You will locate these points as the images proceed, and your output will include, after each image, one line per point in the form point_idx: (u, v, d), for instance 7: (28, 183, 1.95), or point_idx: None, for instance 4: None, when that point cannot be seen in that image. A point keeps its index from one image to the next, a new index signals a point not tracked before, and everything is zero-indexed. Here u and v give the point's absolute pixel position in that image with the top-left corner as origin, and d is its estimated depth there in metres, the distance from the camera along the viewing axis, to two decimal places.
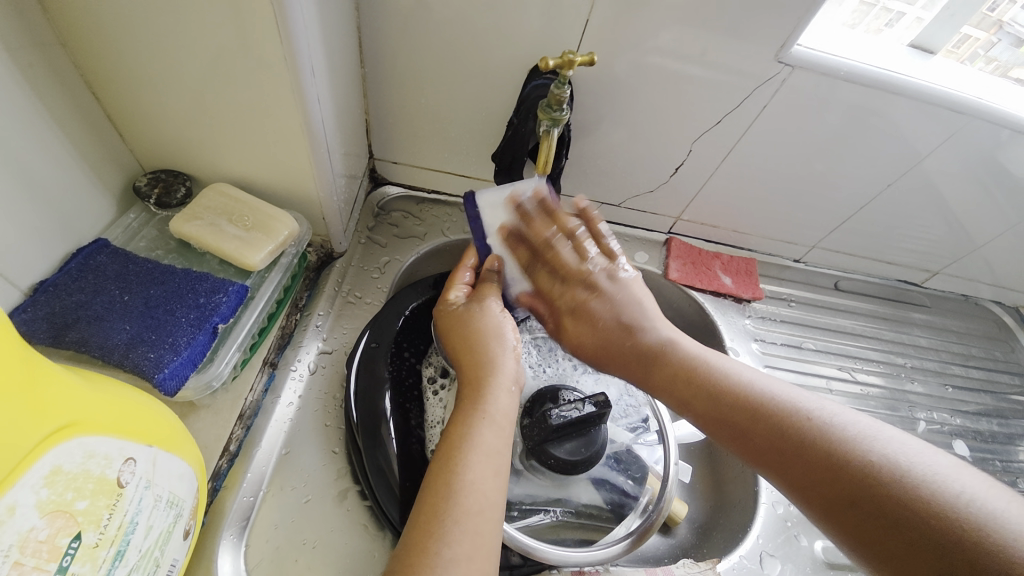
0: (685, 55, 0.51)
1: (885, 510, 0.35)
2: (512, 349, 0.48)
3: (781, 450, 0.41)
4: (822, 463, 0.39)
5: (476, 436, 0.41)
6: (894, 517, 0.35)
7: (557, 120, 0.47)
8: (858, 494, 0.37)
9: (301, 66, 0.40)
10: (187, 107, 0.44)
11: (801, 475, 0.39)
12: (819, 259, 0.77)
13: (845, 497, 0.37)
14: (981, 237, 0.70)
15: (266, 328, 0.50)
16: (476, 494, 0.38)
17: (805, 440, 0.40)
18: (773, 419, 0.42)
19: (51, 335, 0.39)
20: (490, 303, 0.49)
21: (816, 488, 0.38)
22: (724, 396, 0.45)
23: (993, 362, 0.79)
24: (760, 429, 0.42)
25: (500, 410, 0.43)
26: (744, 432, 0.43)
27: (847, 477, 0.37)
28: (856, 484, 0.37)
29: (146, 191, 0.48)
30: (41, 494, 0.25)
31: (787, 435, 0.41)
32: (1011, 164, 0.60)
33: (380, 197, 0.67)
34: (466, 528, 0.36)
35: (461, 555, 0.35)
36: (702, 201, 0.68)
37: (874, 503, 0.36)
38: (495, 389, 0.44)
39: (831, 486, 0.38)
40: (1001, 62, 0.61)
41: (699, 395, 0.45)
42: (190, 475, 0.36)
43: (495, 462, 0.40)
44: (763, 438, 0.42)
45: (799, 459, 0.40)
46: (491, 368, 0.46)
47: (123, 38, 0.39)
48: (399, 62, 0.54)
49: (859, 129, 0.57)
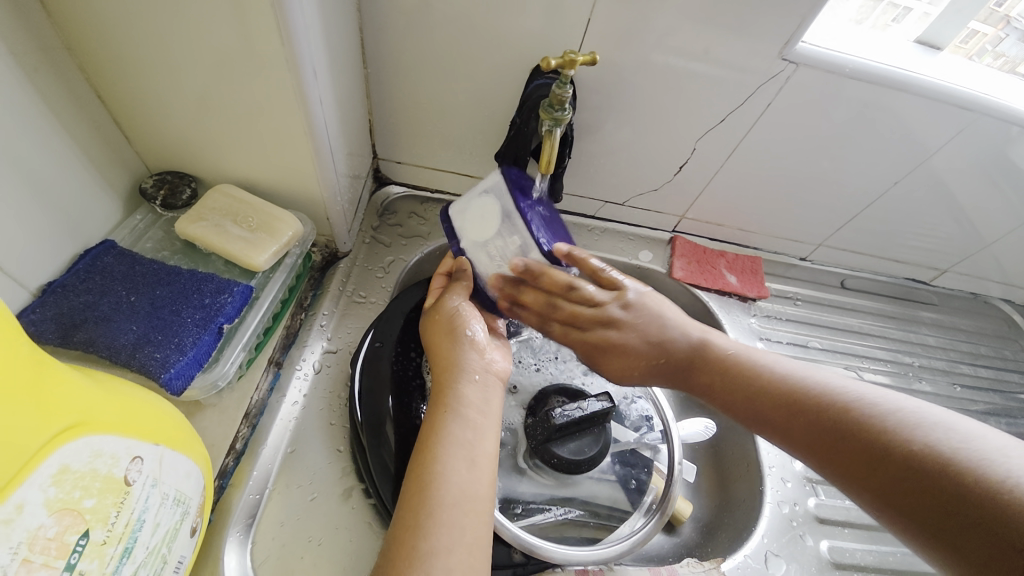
0: (688, 53, 0.51)
1: (891, 457, 0.37)
2: (475, 342, 0.47)
3: (791, 415, 0.43)
4: (830, 422, 0.41)
5: (443, 428, 0.41)
6: (899, 463, 0.37)
7: (559, 119, 0.47)
8: (865, 444, 0.39)
9: (304, 67, 0.40)
10: (190, 109, 0.44)
11: (812, 437, 0.41)
12: (825, 257, 0.76)
13: (854, 450, 0.39)
14: (991, 234, 0.69)
15: (271, 328, 0.51)
16: (446, 486, 0.38)
17: (812, 402, 0.42)
18: (779, 386, 0.45)
19: (60, 335, 0.39)
20: (450, 300, 0.49)
21: (827, 447, 0.40)
22: (731, 367, 0.47)
23: (1002, 361, 0.78)
24: (769, 396, 0.45)
25: (467, 402, 0.43)
26: (754, 402, 0.45)
27: (889, 451, 0.37)
28: (862, 434, 0.39)
29: (152, 193, 0.48)
30: (49, 492, 0.26)
31: (793, 400, 0.43)
32: (1021, 160, 0.60)
33: (384, 197, 0.67)
34: (441, 520, 0.36)
35: (439, 548, 0.35)
36: (706, 200, 0.68)
37: (882, 451, 0.38)
38: (460, 382, 0.45)
39: (840, 442, 0.40)
40: (1010, 58, 0.60)
41: (709, 372, 0.48)
42: (196, 473, 0.36)
43: (468, 453, 0.40)
44: (775, 406, 0.44)
45: (842, 442, 0.40)
46: (451, 364, 0.46)
47: (127, 41, 0.39)
48: (402, 62, 0.54)
49: (867, 126, 0.57)
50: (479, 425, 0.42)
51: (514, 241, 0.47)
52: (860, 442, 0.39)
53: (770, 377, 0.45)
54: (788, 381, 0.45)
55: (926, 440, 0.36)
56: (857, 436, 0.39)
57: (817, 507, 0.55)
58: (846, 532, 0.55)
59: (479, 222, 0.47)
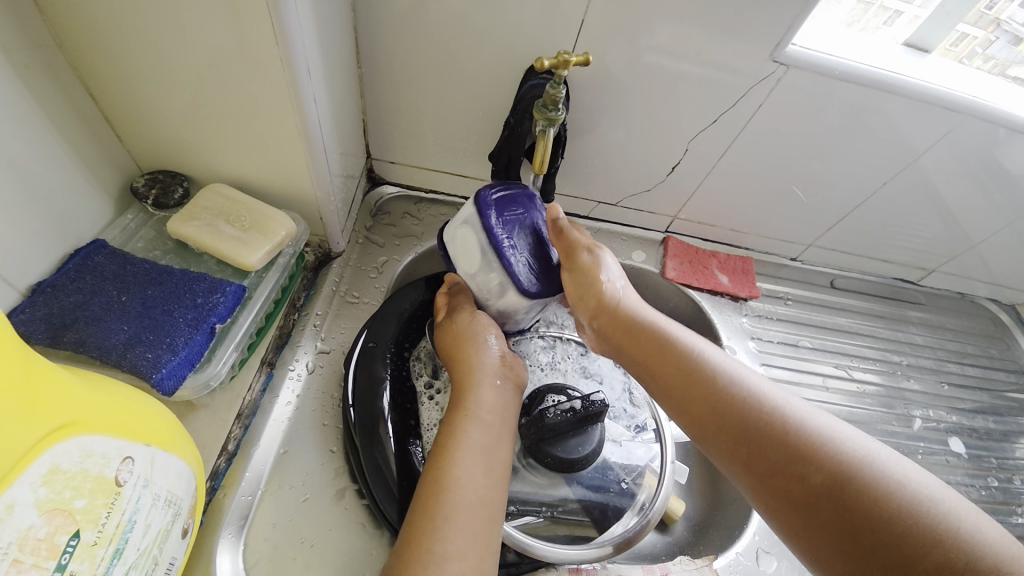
0: (681, 54, 0.52)
1: (850, 514, 0.36)
2: (495, 351, 0.48)
3: (761, 450, 0.41)
4: (798, 464, 0.39)
5: (463, 433, 0.42)
6: (854, 518, 0.36)
7: (553, 119, 0.47)
8: (828, 498, 0.37)
9: (297, 66, 0.40)
10: (182, 108, 0.44)
11: (773, 477, 0.40)
12: (815, 258, 0.77)
13: (813, 500, 0.38)
14: (978, 235, 0.71)
15: (264, 328, 0.50)
16: (463, 490, 0.39)
17: (785, 440, 0.41)
18: (755, 416, 0.42)
19: (50, 335, 0.39)
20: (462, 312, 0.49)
21: (784, 489, 0.39)
22: (708, 390, 0.45)
23: (988, 360, 0.79)
24: (741, 425, 0.43)
25: (484, 409, 0.45)
26: (723, 429, 0.43)
27: (817, 477, 0.38)
28: (825, 487, 0.38)
29: (143, 192, 0.48)
30: (39, 493, 0.25)
31: (766, 433, 0.42)
32: (1008, 161, 0.61)
33: (377, 197, 0.67)
34: (457, 525, 0.38)
35: (455, 552, 0.36)
36: (699, 201, 0.69)
37: (843, 507, 0.37)
38: (478, 388, 0.46)
39: (800, 490, 0.39)
40: (999, 61, 0.61)
41: (685, 394, 0.46)
42: (188, 473, 0.36)
43: (486, 459, 0.42)
44: (743, 438, 0.42)
45: (775, 459, 0.40)
46: (471, 369, 0.47)
47: (119, 38, 0.39)
48: (396, 62, 0.54)
49: (857, 127, 0.57)
50: (497, 431, 0.44)
51: (493, 276, 0.45)
52: (823, 493, 0.38)
53: (750, 405, 0.43)
54: (766, 413, 0.43)
55: (893, 503, 0.36)
56: (820, 488, 0.38)
57: None
58: None
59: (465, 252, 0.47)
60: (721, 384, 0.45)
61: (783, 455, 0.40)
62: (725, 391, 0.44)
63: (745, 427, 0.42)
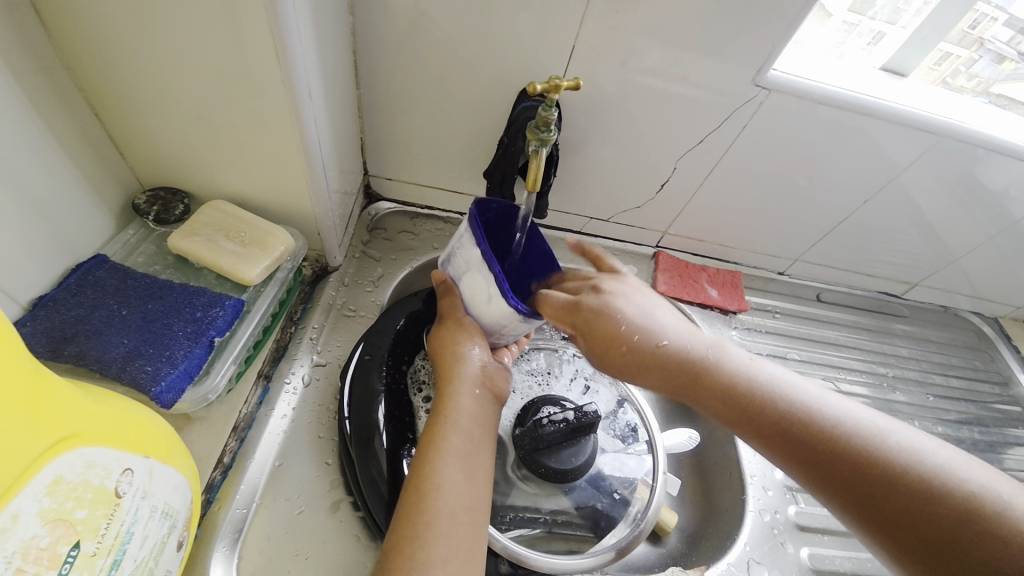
0: (668, 77, 0.54)
1: (957, 540, 0.34)
2: (478, 361, 0.48)
3: (850, 472, 0.38)
4: (894, 488, 0.37)
5: (444, 440, 0.43)
6: (943, 530, 0.34)
7: (545, 140, 0.48)
8: (932, 526, 0.35)
9: (298, 89, 0.41)
10: (186, 128, 0.45)
11: (867, 504, 0.37)
12: (801, 272, 0.79)
13: (881, 511, 0.37)
14: (959, 249, 0.73)
15: (261, 341, 0.51)
16: (445, 497, 0.40)
17: (875, 461, 0.38)
18: (808, 428, 0.41)
19: (50, 349, 0.39)
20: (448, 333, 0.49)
21: (860, 504, 0.38)
22: (769, 403, 0.43)
23: (973, 371, 0.81)
24: (827, 447, 0.40)
25: (463, 415, 0.45)
26: (807, 453, 0.40)
27: (891, 489, 0.37)
28: (892, 497, 0.37)
29: (144, 208, 0.49)
30: (43, 503, 0.26)
31: (854, 453, 0.39)
32: (986, 178, 0.63)
33: (373, 213, 0.69)
34: (439, 531, 0.38)
35: (437, 558, 0.37)
36: (688, 216, 0.71)
37: (947, 533, 0.34)
38: (456, 394, 0.46)
39: (868, 503, 0.37)
40: (983, 78, 0.64)
41: (760, 418, 0.42)
42: (184, 485, 0.37)
43: (467, 465, 0.42)
44: (830, 460, 0.39)
45: (846, 475, 0.38)
46: (450, 379, 0.47)
47: (127, 60, 0.40)
48: (395, 82, 0.56)
49: (839, 145, 0.60)
50: (477, 437, 0.44)
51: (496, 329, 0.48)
52: (926, 520, 0.35)
53: (829, 424, 0.41)
54: (847, 431, 0.40)
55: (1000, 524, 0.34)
56: (888, 495, 0.37)
57: (797, 515, 0.57)
58: (825, 540, 0.56)
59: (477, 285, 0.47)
60: (772, 399, 0.43)
61: (853, 469, 0.38)
62: (767, 401, 0.43)
63: (806, 442, 0.40)
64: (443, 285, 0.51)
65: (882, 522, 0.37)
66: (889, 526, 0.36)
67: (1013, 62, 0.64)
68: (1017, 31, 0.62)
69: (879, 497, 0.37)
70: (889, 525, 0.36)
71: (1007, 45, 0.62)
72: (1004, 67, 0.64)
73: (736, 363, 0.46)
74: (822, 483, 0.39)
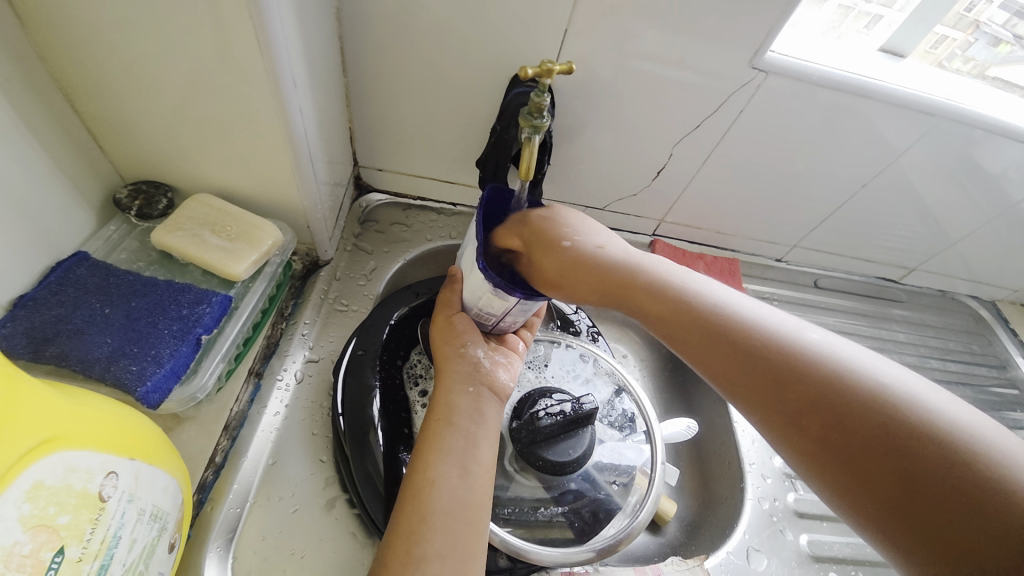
0: (663, 61, 0.53)
1: (922, 473, 0.31)
2: (472, 356, 0.47)
3: (792, 390, 0.37)
4: (835, 405, 0.35)
5: (436, 437, 0.42)
6: (907, 461, 0.32)
7: (538, 126, 0.46)
8: (875, 442, 0.33)
9: (282, 76, 0.40)
10: (166, 119, 0.44)
11: (807, 425, 0.36)
12: (799, 258, 0.78)
13: (841, 441, 0.34)
14: (957, 233, 0.72)
15: (251, 338, 0.50)
16: (441, 493, 0.39)
17: (841, 386, 0.36)
18: (775, 358, 0.39)
19: (31, 349, 0.38)
20: (449, 328, 0.48)
21: (820, 434, 0.35)
22: (731, 332, 0.41)
23: (970, 355, 0.81)
24: (790, 372, 0.38)
25: (456, 411, 0.44)
26: (749, 374, 0.39)
27: (854, 418, 0.34)
28: (855, 426, 0.34)
29: (126, 203, 0.48)
30: (23, 509, 0.25)
31: (797, 372, 0.38)
32: (984, 161, 0.62)
33: (365, 205, 0.67)
34: (435, 526, 0.37)
35: (433, 553, 0.36)
36: (684, 204, 0.70)
37: (889, 447, 0.33)
38: (450, 390, 0.45)
39: (828, 433, 0.35)
40: (979, 62, 0.63)
41: (701, 341, 0.42)
42: (173, 487, 0.36)
43: (461, 461, 0.41)
44: (773, 381, 0.38)
45: (807, 405, 0.36)
46: (443, 377, 0.46)
47: (101, 49, 0.38)
48: (383, 69, 0.54)
49: (836, 130, 0.59)
50: (472, 433, 0.43)
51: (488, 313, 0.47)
52: (867, 436, 0.34)
53: (773, 343, 0.40)
54: (813, 360, 0.38)
55: (938, 436, 0.32)
56: (851, 425, 0.34)
57: (796, 503, 0.57)
58: (824, 526, 0.56)
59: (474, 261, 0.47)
60: (735, 329, 0.41)
61: (815, 399, 0.36)
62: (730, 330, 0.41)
63: (767, 370, 0.39)
64: (449, 276, 0.51)
65: (843, 454, 0.34)
66: (851, 459, 0.34)
67: (1010, 45, 0.62)
68: (1011, 14, 0.61)
69: (841, 427, 0.35)
70: (851, 457, 0.34)
71: (1002, 28, 0.61)
72: (999, 50, 0.63)
73: (675, 286, 0.46)
74: (780, 411, 0.37)
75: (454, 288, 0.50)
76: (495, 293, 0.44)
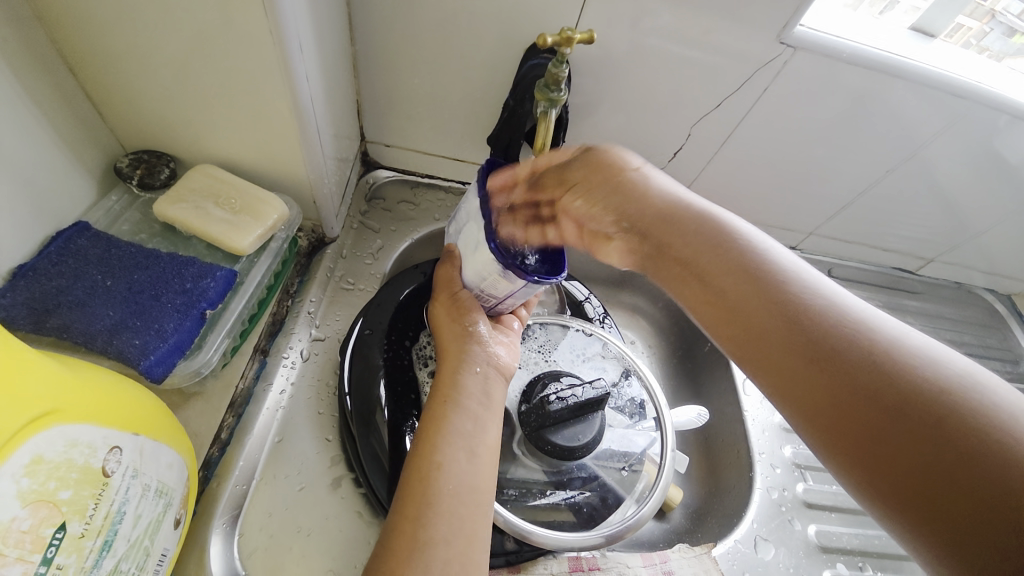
0: (685, 37, 0.50)
1: (931, 447, 0.28)
2: (478, 335, 0.46)
3: (801, 351, 0.34)
4: (846, 365, 0.32)
5: (444, 419, 0.41)
6: (917, 433, 0.29)
7: (555, 100, 0.45)
8: (884, 408, 0.30)
9: (289, 41, 0.38)
10: (168, 84, 0.42)
11: (814, 386, 0.33)
12: (815, 246, 0.77)
13: (850, 404, 0.31)
14: (976, 225, 0.70)
15: (256, 315, 0.49)
16: (449, 476, 0.38)
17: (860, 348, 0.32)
18: (786, 314, 0.36)
19: (32, 320, 0.37)
20: (451, 309, 0.47)
21: (824, 394, 0.32)
22: (740, 287, 0.38)
23: (984, 349, 0.80)
24: (800, 330, 0.35)
25: (464, 393, 0.43)
26: (749, 331, 0.37)
27: (868, 380, 0.31)
28: (868, 389, 0.31)
29: (128, 172, 0.46)
30: (22, 484, 0.24)
31: (805, 331, 0.35)
32: (1008, 151, 0.60)
33: (371, 182, 0.66)
34: (441, 511, 0.37)
35: (439, 537, 0.35)
36: (700, 188, 0.68)
37: (909, 417, 0.30)
38: (457, 371, 0.44)
39: (834, 393, 0.32)
40: (994, 52, 0.60)
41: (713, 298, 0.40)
42: (179, 463, 0.35)
43: (467, 444, 0.40)
44: (790, 339, 0.35)
45: (816, 364, 0.33)
46: (448, 358, 0.45)
47: (99, 7, 0.36)
48: (392, 39, 0.52)
49: (861, 114, 0.56)
50: (480, 416, 0.42)
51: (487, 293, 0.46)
52: (878, 400, 0.31)
53: (793, 298, 0.36)
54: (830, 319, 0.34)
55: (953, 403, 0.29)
56: (863, 388, 0.31)
57: (805, 493, 0.56)
58: (832, 516, 0.56)
59: (467, 238, 0.45)
60: (744, 284, 0.39)
61: (825, 357, 0.33)
62: (740, 284, 0.39)
63: (773, 326, 0.36)
64: (447, 252, 0.49)
65: (844, 417, 0.31)
66: (854, 423, 0.31)
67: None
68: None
69: (851, 388, 0.32)
70: (854, 421, 0.31)
71: (1018, 18, 0.59)
72: (1013, 42, 0.60)
73: (694, 233, 0.42)
74: (782, 369, 0.35)
75: (453, 264, 0.48)
76: (505, 275, 0.43)
